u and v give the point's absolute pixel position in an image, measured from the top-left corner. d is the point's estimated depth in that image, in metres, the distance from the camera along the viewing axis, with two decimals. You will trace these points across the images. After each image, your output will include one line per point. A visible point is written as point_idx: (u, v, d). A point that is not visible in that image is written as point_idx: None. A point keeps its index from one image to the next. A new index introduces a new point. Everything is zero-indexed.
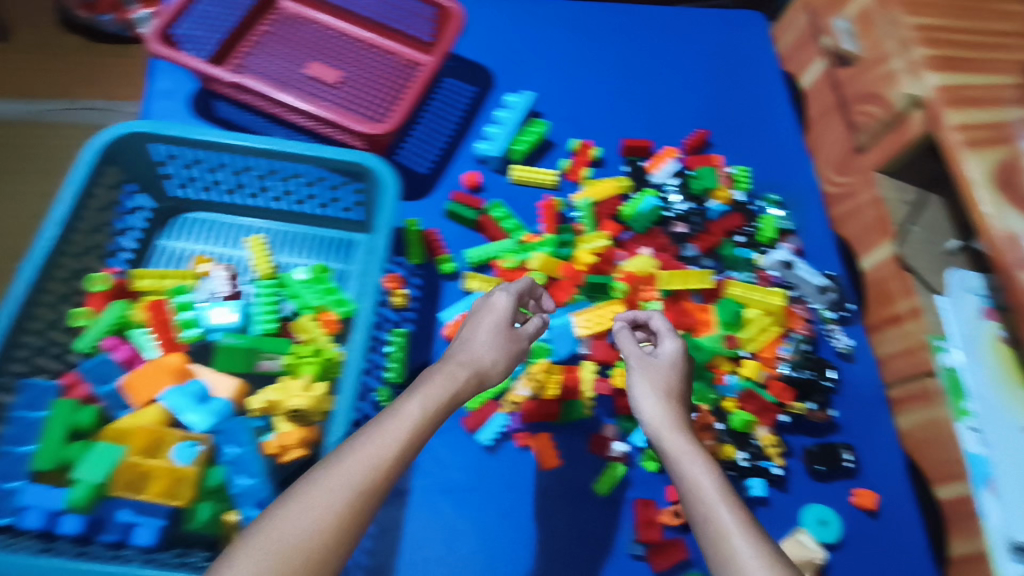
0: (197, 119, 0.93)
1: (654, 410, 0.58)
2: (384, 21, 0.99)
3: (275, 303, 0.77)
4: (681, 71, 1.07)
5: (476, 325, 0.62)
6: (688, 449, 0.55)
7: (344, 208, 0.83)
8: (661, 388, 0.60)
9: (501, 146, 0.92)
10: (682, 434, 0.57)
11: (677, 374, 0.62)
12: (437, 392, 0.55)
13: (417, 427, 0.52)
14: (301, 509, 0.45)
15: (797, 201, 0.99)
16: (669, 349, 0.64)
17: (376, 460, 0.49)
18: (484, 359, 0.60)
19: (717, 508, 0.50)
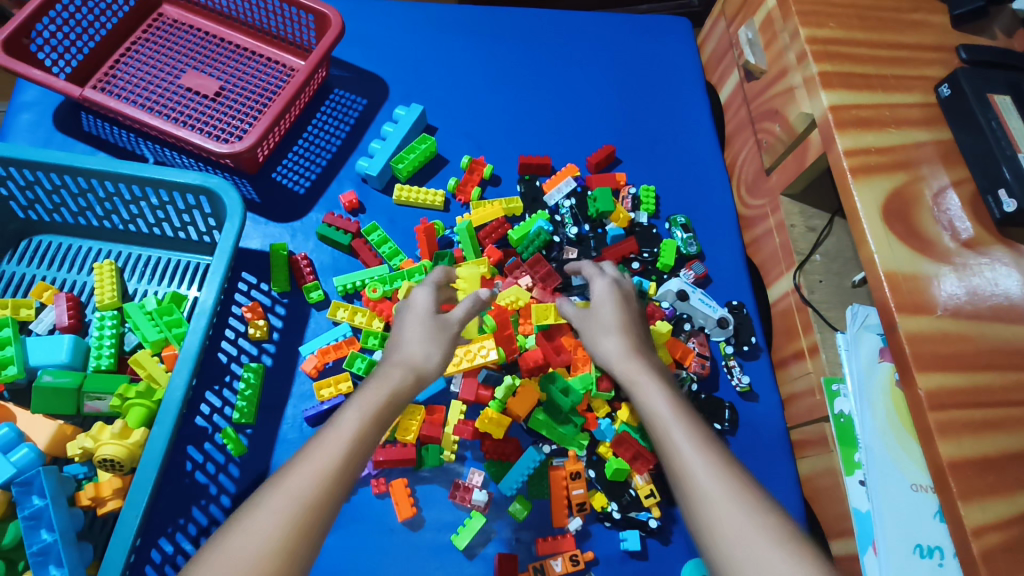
0: (61, 134, 0.87)
1: (615, 346, 0.64)
2: (268, 28, 0.93)
3: (114, 335, 0.72)
4: (593, 78, 1.00)
5: (403, 327, 0.62)
6: (649, 381, 0.59)
7: (201, 232, 0.78)
8: (615, 329, 0.66)
9: (381, 164, 0.85)
10: (638, 360, 0.62)
11: (617, 309, 0.68)
12: (372, 396, 0.54)
13: (361, 434, 0.51)
14: (250, 529, 0.43)
15: (711, 222, 0.91)
16: (602, 289, 0.70)
17: (316, 475, 0.47)
18: (423, 355, 0.60)
19: (670, 432, 0.53)
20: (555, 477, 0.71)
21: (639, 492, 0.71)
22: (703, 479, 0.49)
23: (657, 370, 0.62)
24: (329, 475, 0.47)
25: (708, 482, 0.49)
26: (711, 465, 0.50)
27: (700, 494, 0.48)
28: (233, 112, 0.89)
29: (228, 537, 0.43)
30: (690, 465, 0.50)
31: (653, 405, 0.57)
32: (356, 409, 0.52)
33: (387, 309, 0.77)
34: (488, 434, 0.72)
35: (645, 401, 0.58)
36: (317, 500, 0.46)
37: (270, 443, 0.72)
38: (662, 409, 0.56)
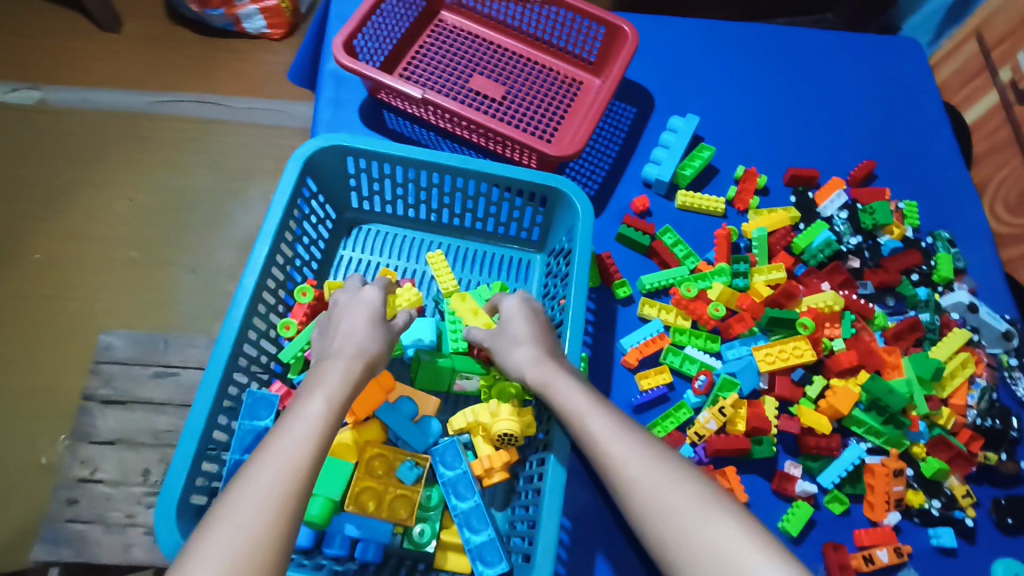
0: (366, 128, 0.93)
1: (526, 355, 0.63)
2: (546, 37, 0.99)
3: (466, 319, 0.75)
4: (842, 92, 1.03)
5: (349, 321, 0.63)
6: (560, 377, 0.59)
7: (524, 228, 0.84)
8: (521, 340, 0.64)
9: (671, 171, 0.90)
10: (551, 361, 0.62)
11: (528, 322, 0.66)
12: (340, 392, 0.55)
13: (324, 424, 0.52)
14: (242, 503, 0.45)
15: (971, 237, 0.94)
16: (510, 303, 0.68)
17: (290, 462, 0.48)
18: (367, 346, 0.61)
19: (605, 440, 0.54)
20: (878, 472, 0.74)
21: (954, 492, 0.75)
22: (621, 461, 0.52)
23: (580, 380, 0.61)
24: (296, 471, 0.47)
25: (625, 461, 0.52)
26: (634, 449, 0.52)
27: (628, 476, 0.51)
28: (522, 114, 0.95)
29: (220, 518, 0.44)
30: (614, 451, 0.53)
31: (570, 403, 0.57)
32: (320, 399, 0.53)
33: (699, 309, 0.82)
34: (810, 429, 0.77)
35: (561, 400, 0.58)
36: (293, 492, 0.46)
37: None
38: (578, 401, 0.57)
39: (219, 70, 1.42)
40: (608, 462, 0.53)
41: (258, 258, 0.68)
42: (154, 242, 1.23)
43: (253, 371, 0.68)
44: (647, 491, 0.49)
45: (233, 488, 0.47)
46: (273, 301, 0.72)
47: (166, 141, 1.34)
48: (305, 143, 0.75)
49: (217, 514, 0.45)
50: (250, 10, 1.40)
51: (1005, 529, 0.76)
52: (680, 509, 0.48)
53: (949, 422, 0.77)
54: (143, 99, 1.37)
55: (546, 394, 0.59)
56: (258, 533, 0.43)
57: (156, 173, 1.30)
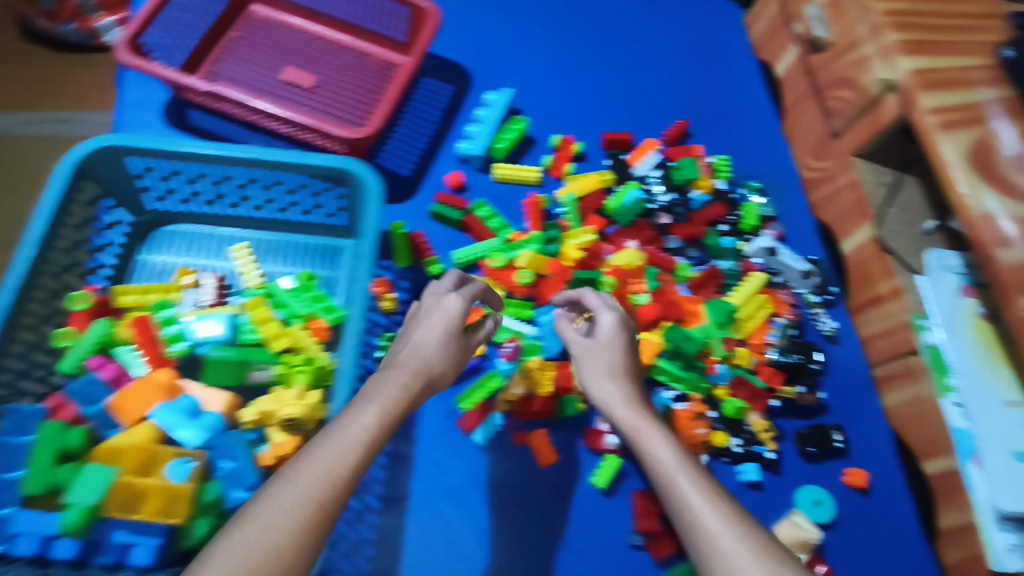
0: (172, 129, 0.91)
1: (615, 392, 0.63)
2: (356, 21, 0.98)
3: (266, 312, 0.76)
4: (656, 59, 1.07)
5: (425, 330, 0.61)
6: (652, 429, 0.59)
7: (329, 215, 0.83)
8: (614, 373, 0.65)
9: (483, 145, 0.91)
10: (638, 409, 0.62)
11: (620, 353, 0.66)
12: (391, 398, 0.54)
13: (372, 437, 0.51)
14: (280, 508, 0.44)
15: (778, 187, 0.99)
16: (608, 323, 0.67)
17: (334, 473, 0.47)
18: (431, 362, 0.59)
19: (677, 480, 0.54)
20: (682, 417, 0.77)
21: (755, 428, 0.78)
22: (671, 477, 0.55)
23: (665, 425, 0.61)
24: (335, 476, 0.47)
25: (692, 509, 0.52)
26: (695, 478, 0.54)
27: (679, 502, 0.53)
28: (334, 101, 0.94)
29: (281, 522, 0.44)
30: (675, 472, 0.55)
31: (674, 437, 0.59)
32: (374, 409, 0.52)
33: (508, 278, 0.83)
34: None
35: (654, 451, 0.57)
36: (325, 506, 0.46)
37: (413, 405, 0.78)
38: (666, 458, 0.56)
39: None
40: (670, 488, 0.54)
41: (20, 267, 0.65)
42: None
43: (24, 385, 0.66)
44: (715, 538, 0.49)
45: (273, 492, 0.46)
46: (45, 312, 0.69)
47: None
48: (74, 146, 0.72)
49: (219, 536, 0.43)
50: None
51: (808, 457, 0.81)
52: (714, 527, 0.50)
53: (748, 362, 0.79)
54: None
55: (638, 442, 0.59)
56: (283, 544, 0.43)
57: None
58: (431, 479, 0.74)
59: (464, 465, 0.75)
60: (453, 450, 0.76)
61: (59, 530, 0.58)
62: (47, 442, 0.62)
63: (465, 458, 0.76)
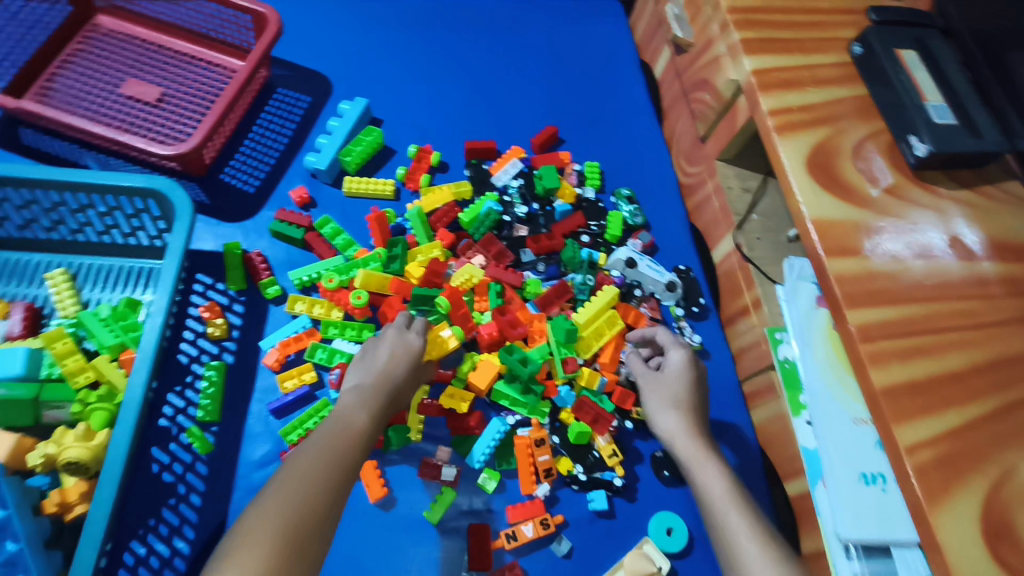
0: (2, 150, 0.86)
1: (676, 423, 0.67)
2: (207, 32, 0.94)
3: (68, 344, 0.71)
4: (532, 62, 1.02)
5: (390, 356, 0.65)
6: (707, 462, 0.62)
7: (152, 236, 0.78)
8: (676, 403, 0.68)
9: (329, 158, 0.86)
10: (697, 438, 0.65)
11: (687, 387, 0.69)
12: (374, 403, 0.60)
13: (362, 436, 0.57)
14: (291, 492, 0.49)
15: (653, 193, 0.95)
16: (677, 361, 0.71)
17: (338, 462, 0.53)
18: (398, 383, 0.63)
19: (727, 517, 0.57)
20: (520, 445, 0.72)
21: (601, 453, 0.74)
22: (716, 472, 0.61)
23: (714, 449, 0.65)
24: (338, 464, 0.52)
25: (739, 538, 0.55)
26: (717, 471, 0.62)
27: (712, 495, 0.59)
28: (177, 116, 0.89)
29: (286, 499, 0.48)
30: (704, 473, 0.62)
31: (688, 440, 0.65)
32: (361, 414, 0.58)
33: (344, 298, 0.78)
34: (452, 410, 0.74)
35: (705, 482, 0.61)
36: (331, 494, 0.51)
37: (236, 439, 0.72)
38: (718, 492, 0.59)
39: None
40: (705, 492, 0.60)
41: None
42: None
43: None
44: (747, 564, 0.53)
45: (272, 484, 0.50)
46: None
47: None
48: None
49: (246, 525, 0.47)
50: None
51: (665, 482, 0.76)
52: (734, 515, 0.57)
53: (593, 382, 0.75)
54: None
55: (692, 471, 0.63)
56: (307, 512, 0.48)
57: None
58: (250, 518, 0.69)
59: None
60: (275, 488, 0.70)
61: None
62: None
63: None
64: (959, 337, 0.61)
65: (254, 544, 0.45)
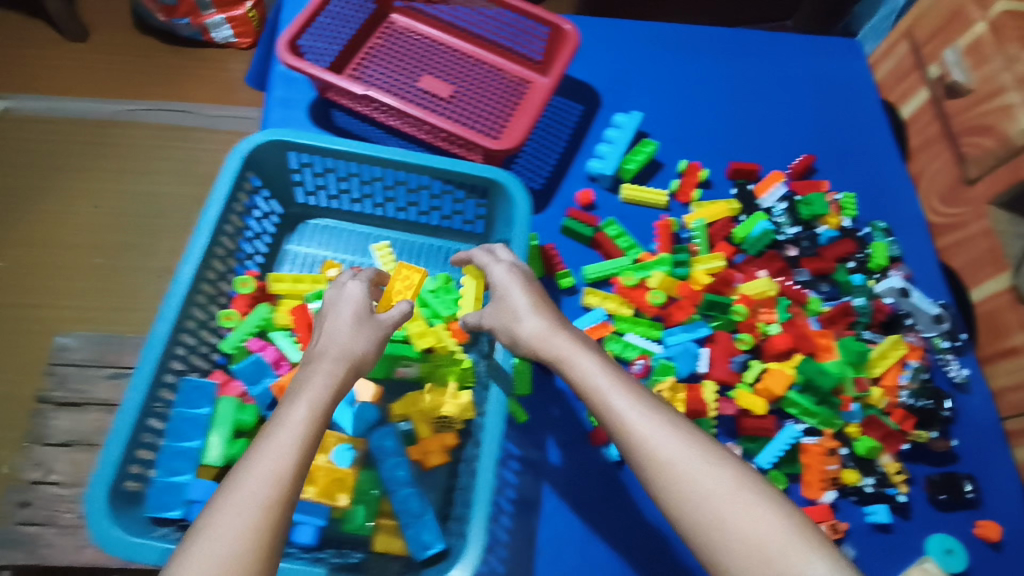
0: (315, 126, 0.95)
1: (539, 324, 0.62)
2: (492, 37, 1.02)
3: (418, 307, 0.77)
4: (782, 91, 1.07)
5: (334, 320, 0.61)
6: (578, 349, 0.59)
7: (467, 221, 0.86)
8: (536, 306, 0.63)
9: (614, 165, 0.93)
10: (564, 334, 0.61)
11: (521, 291, 0.65)
12: (320, 393, 0.54)
13: (307, 430, 0.52)
14: (228, 520, 0.46)
15: (905, 228, 0.98)
16: (501, 270, 0.67)
17: (277, 470, 0.49)
18: (353, 346, 0.59)
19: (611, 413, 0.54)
20: (812, 451, 0.76)
21: (887, 469, 0.78)
22: (663, 453, 0.51)
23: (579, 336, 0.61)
24: (279, 476, 0.49)
25: (674, 454, 0.51)
26: (669, 440, 0.52)
27: (670, 475, 0.50)
28: (468, 113, 0.97)
29: (209, 532, 0.46)
30: (672, 450, 0.51)
31: (586, 372, 0.57)
32: (302, 405, 0.53)
33: (639, 297, 0.84)
34: (747, 411, 0.79)
35: (582, 374, 0.57)
36: (274, 501, 0.48)
37: (545, 414, 0.78)
38: (599, 378, 0.57)
39: (180, 73, 1.46)
40: (647, 454, 0.52)
41: (195, 251, 0.68)
42: (118, 249, 1.26)
43: (193, 360, 0.69)
44: (687, 483, 0.50)
45: (218, 501, 0.48)
46: (212, 292, 0.72)
47: (128, 150, 1.37)
48: (248, 137, 0.75)
49: (204, 527, 0.47)
50: (217, 19, 1.44)
51: (939, 505, 0.79)
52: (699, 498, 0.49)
53: (882, 401, 0.79)
54: (109, 104, 1.41)
55: (564, 366, 0.59)
56: (232, 549, 0.45)
57: (112, 180, 1.33)
58: (562, 489, 0.75)
59: (595, 480, 0.75)
60: (581, 462, 0.76)
61: None
62: (224, 418, 0.67)
63: (593, 472, 0.76)
64: None
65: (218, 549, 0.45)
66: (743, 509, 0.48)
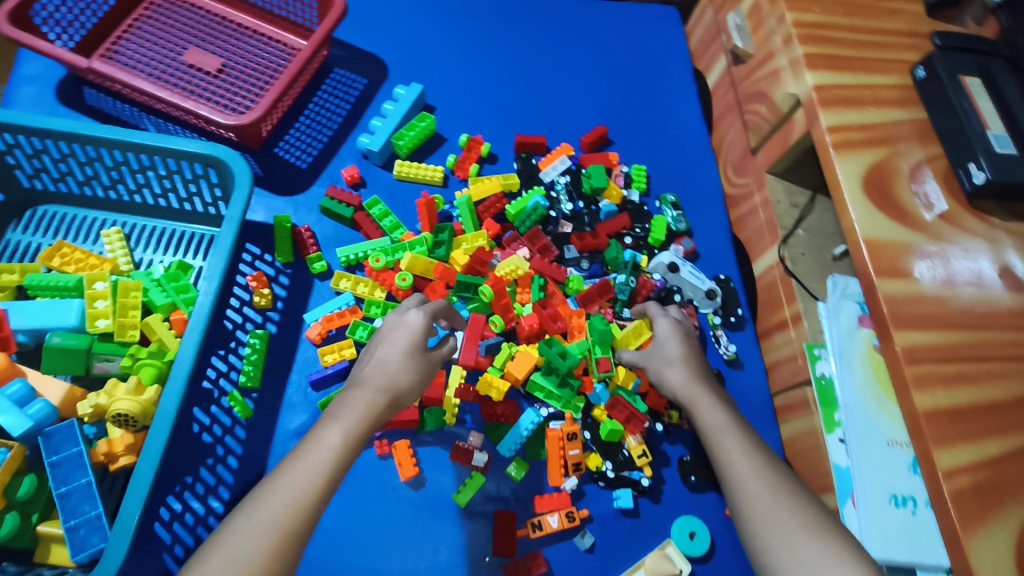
0: (65, 107, 0.88)
1: (678, 377, 0.68)
2: (273, 9, 0.96)
3: (137, 298, 0.72)
4: (585, 63, 1.03)
5: (386, 349, 0.60)
6: (706, 398, 0.64)
7: (207, 203, 0.80)
8: (672, 361, 0.70)
9: (382, 141, 0.87)
10: (700, 383, 0.67)
11: (679, 345, 0.71)
12: (357, 417, 0.53)
13: (340, 455, 0.50)
14: (246, 529, 0.44)
15: (696, 201, 0.95)
16: (665, 325, 0.73)
17: (301, 493, 0.47)
18: (397, 377, 0.58)
19: (721, 438, 0.59)
20: (552, 437, 0.74)
21: (631, 452, 0.75)
22: (745, 478, 0.54)
23: (717, 391, 0.66)
24: (301, 500, 0.46)
25: (747, 480, 0.54)
26: (753, 470, 0.54)
27: (745, 497, 0.52)
28: (236, 87, 0.90)
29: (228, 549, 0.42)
30: (749, 481, 0.54)
31: (705, 417, 0.62)
32: (337, 429, 0.51)
33: (389, 279, 0.79)
34: (487, 397, 0.75)
35: (701, 416, 0.63)
36: (296, 527, 0.45)
37: (275, 407, 0.74)
38: (717, 421, 0.61)
39: None
40: (731, 473, 0.55)
41: None
42: None
43: None
44: (748, 492, 0.53)
45: (237, 514, 0.45)
46: None
47: None
48: None
49: (214, 542, 0.43)
50: None
51: (690, 486, 0.76)
52: (758, 495, 0.52)
53: (628, 382, 0.76)
54: None
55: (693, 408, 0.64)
56: (235, 573, 0.41)
57: None
58: None
59: None
60: None
61: None
62: None
63: None
64: (1004, 368, 0.62)
65: None
66: (815, 537, 0.48)
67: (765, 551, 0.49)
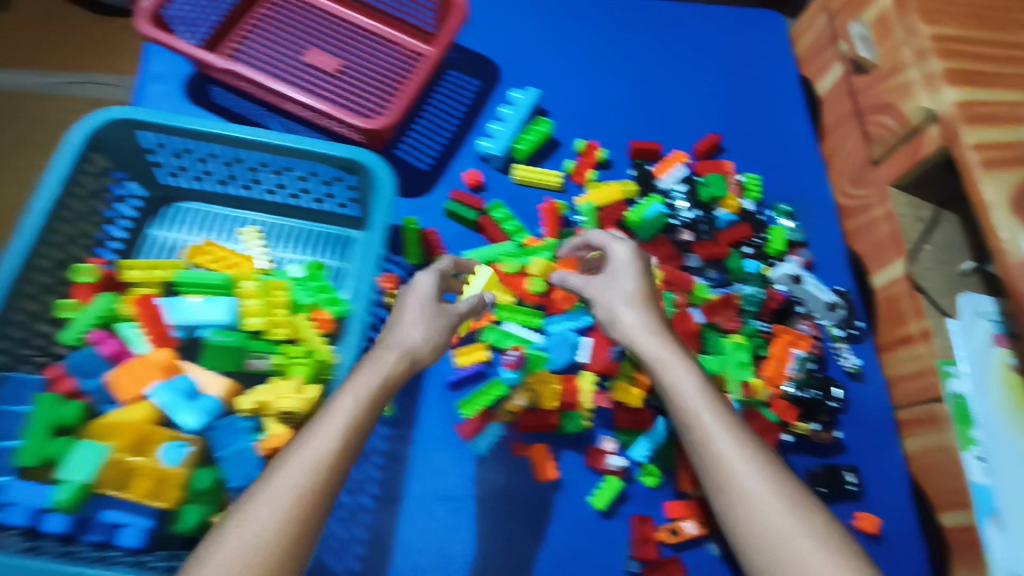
0: (191, 104, 0.90)
1: (634, 318, 0.60)
2: (389, 10, 0.96)
3: (282, 297, 0.73)
4: (694, 69, 1.03)
5: (399, 311, 0.58)
6: (673, 359, 0.57)
7: (340, 204, 0.81)
8: (630, 297, 0.61)
9: (504, 145, 0.88)
10: (659, 334, 0.59)
11: (636, 279, 0.62)
12: (366, 384, 0.52)
13: (355, 427, 0.49)
14: (253, 521, 0.43)
15: (809, 213, 0.95)
16: (623, 252, 0.64)
17: (318, 469, 0.46)
18: (416, 337, 0.56)
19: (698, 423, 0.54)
20: None
21: None
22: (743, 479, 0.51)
23: (680, 344, 0.59)
24: (317, 476, 0.46)
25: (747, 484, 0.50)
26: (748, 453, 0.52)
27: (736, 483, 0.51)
28: (356, 88, 0.91)
29: (257, 517, 0.43)
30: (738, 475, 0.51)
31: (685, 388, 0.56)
32: (348, 399, 0.50)
33: (519, 284, 0.80)
34: (621, 403, 0.75)
35: (673, 380, 0.56)
36: (310, 507, 0.45)
37: (414, 406, 0.76)
38: (694, 394, 0.55)
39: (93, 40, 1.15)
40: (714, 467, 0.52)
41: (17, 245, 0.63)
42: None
43: (23, 355, 0.65)
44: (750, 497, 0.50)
45: (263, 489, 0.45)
46: (47, 281, 0.68)
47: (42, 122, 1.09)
48: (93, 114, 0.70)
49: (239, 514, 0.44)
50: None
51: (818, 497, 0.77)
52: (768, 506, 0.49)
53: (762, 393, 0.76)
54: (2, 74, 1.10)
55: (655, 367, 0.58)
56: (256, 546, 0.42)
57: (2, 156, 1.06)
58: (426, 484, 0.72)
59: (462, 475, 0.73)
60: (452, 457, 0.74)
61: (50, 504, 0.58)
62: (42, 416, 0.61)
63: (464, 468, 0.74)
64: None
65: (235, 555, 0.41)
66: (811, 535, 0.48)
67: (742, 531, 0.49)
